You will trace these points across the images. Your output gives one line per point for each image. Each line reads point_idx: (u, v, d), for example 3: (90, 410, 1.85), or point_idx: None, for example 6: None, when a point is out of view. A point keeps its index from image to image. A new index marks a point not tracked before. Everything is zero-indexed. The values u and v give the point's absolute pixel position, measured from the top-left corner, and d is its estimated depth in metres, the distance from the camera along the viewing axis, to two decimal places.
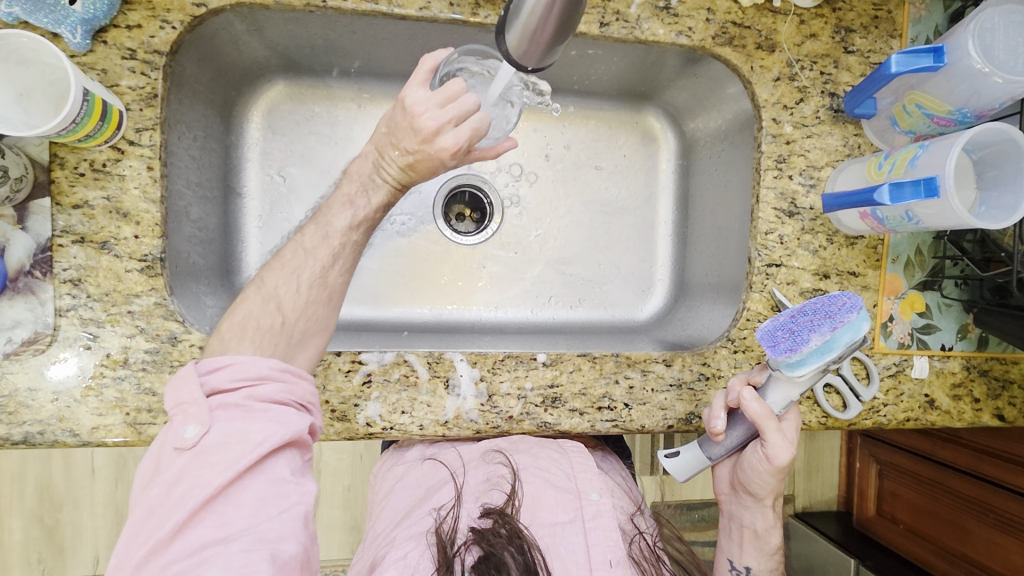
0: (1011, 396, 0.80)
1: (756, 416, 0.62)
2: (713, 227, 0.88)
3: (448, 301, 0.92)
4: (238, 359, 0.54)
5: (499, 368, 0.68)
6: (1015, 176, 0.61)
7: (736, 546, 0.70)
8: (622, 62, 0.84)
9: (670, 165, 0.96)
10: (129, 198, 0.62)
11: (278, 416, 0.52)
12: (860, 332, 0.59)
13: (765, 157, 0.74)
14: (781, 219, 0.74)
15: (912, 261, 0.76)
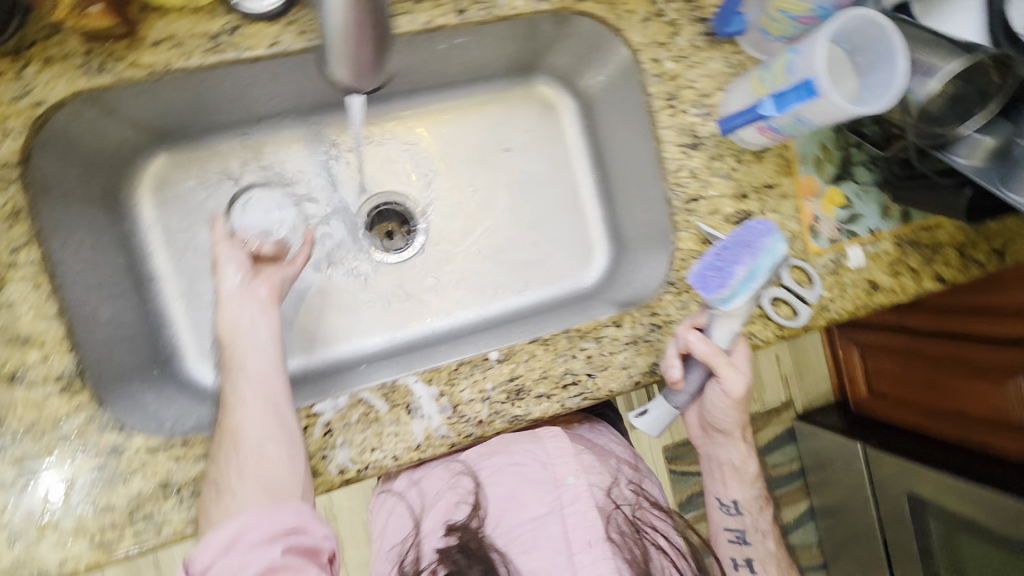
0: (944, 258, 0.84)
1: (706, 355, 0.65)
2: (632, 177, 0.88)
3: (400, 323, 0.91)
4: (208, 535, 0.52)
5: (455, 378, 0.68)
6: (884, 55, 0.61)
7: (722, 485, 0.78)
8: (499, 44, 0.83)
9: (576, 127, 0.95)
10: (26, 323, 0.59)
11: (260, 558, 0.50)
12: (779, 252, 0.63)
13: (655, 99, 0.73)
14: (687, 153, 0.74)
15: (821, 158, 0.78)
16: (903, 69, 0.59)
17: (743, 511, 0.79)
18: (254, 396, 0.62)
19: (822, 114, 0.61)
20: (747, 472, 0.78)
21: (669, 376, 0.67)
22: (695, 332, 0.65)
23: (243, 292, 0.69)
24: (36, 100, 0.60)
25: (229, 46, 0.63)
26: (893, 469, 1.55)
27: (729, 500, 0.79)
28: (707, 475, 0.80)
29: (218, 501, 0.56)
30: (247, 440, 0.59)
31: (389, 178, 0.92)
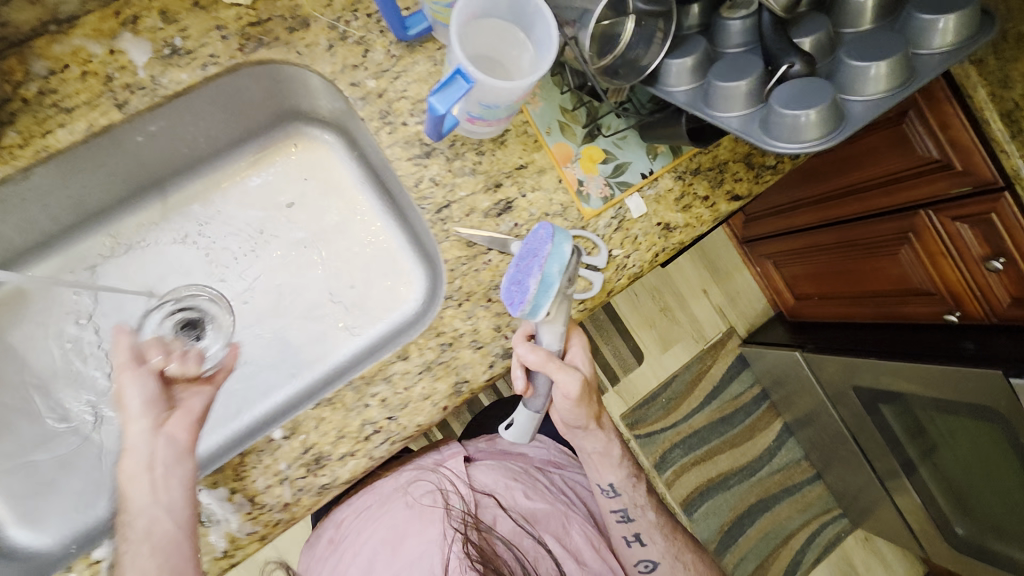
0: (734, 174, 0.80)
1: (539, 363, 0.68)
2: (401, 194, 0.83)
3: (235, 412, 0.87)
4: None
5: (244, 471, 0.65)
6: (533, 14, 0.60)
7: (597, 472, 0.91)
8: (219, 110, 0.76)
9: (348, 158, 0.90)
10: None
11: None
12: (568, 256, 0.63)
13: (368, 121, 0.70)
14: (421, 163, 0.71)
15: (566, 122, 0.75)
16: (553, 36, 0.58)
17: (620, 491, 0.92)
18: (149, 569, 0.56)
19: (499, 94, 0.60)
20: (612, 457, 0.91)
21: (516, 390, 0.70)
22: (524, 343, 0.68)
23: (155, 441, 0.61)
24: None
25: None
26: (833, 368, 1.49)
27: (607, 483, 0.92)
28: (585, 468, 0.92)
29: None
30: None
31: (172, 272, 0.87)
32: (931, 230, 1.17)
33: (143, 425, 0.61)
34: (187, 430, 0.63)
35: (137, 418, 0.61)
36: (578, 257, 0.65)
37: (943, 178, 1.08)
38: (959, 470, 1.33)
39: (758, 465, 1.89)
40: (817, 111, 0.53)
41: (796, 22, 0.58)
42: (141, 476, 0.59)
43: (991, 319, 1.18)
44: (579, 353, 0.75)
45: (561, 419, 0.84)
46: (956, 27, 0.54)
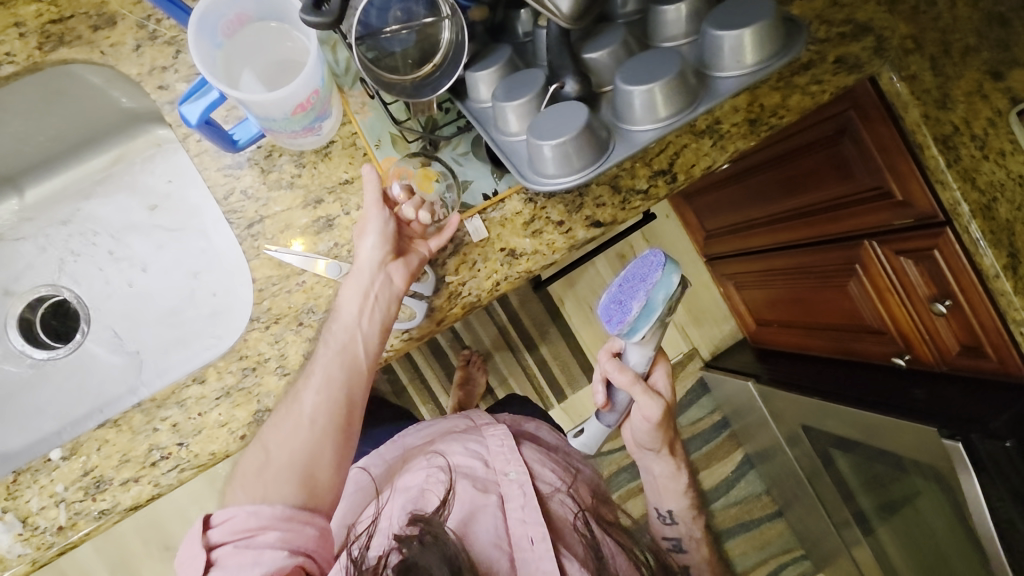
0: (596, 200, 0.71)
1: (623, 384, 0.77)
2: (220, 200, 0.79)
3: (87, 414, 0.82)
4: (235, 509, 0.58)
5: (17, 489, 0.63)
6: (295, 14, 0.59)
7: (659, 496, 0.90)
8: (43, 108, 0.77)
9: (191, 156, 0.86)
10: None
11: (265, 559, 0.55)
12: (672, 288, 0.70)
13: (176, 127, 0.68)
14: (233, 174, 0.68)
15: (398, 136, 0.69)
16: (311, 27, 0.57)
17: (677, 520, 0.91)
18: (335, 379, 0.64)
19: (277, 105, 0.57)
20: (677, 485, 0.89)
21: (596, 401, 0.82)
22: (611, 364, 0.78)
23: (378, 270, 0.65)
24: None
25: None
26: (783, 404, 1.38)
27: (665, 510, 0.90)
28: (647, 488, 0.91)
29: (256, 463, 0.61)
30: (308, 419, 0.63)
31: (29, 277, 0.87)
32: (876, 263, 1.05)
33: (374, 251, 0.65)
34: (404, 280, 0.66)
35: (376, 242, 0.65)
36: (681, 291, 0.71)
37: (885, 207, 0.96)
38: (917, 533, 1.17)
39: (713, 497, 1.79)
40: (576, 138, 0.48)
41: (592, 36, 0.54)
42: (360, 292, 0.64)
43: (940, 366, 1.06)
44: (662, 378, 0.82)
45: (633, 439, 0.86)
46: (754, 41, 0.49)
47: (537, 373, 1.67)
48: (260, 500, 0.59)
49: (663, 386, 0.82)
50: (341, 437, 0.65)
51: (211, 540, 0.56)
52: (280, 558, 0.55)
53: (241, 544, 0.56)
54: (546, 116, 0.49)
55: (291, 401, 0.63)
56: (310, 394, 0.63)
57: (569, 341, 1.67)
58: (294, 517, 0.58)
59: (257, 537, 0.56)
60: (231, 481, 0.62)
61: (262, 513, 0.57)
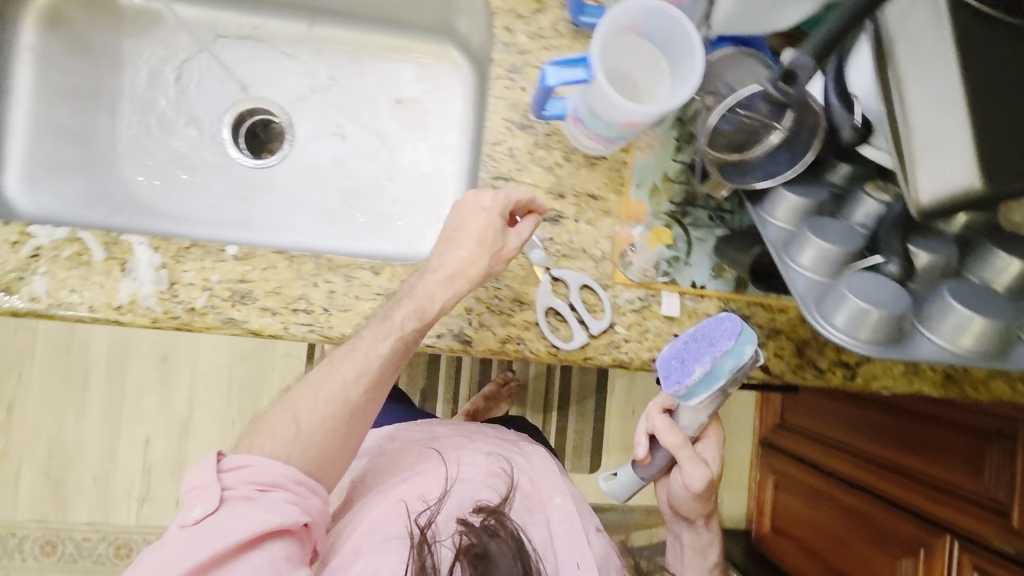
0: (778, 347, 0.72)
1: (671, 445, 0.76)
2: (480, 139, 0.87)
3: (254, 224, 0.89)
4: (259, 458, 0.59)
5: (182, 257, 0.65)
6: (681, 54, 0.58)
7: (680, 560, 0.90)
8: None
9: (466, 90, 0.93)
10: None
11: (274, 513, 0.56)
12: (743, 357, 0.62)
13: (496, 65, 0.70)
14: (511, 130, 0.70)
15: (660, 188, 0.71)
16: (701, 58, 0.54)
17: None
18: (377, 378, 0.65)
19: (613, 113, 0.58)
20: (704, 558, 0.89)
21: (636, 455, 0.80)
22: (661, 419, 0.77)
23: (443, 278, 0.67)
24: None
25: None
26: None
27: None
28: (669, 549, 0.91)
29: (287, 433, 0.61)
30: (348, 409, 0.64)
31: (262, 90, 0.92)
32: (943, 562, 1.01)
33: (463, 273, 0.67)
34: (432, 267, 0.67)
35: (467, 250, 0.65)
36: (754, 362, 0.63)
37: (992, 524, 0.94)
38: None
39: None
40: (878, 314, 0.50)
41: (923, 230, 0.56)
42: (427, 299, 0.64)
43: None
44: (711, 447, 0.81)
45: (670, 499, 0.86)
46: None
47: (552, 432, 1.66)
48: (280, 458, 0.60)
49: (710, 454, 0.80)
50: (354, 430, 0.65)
51: (223, 481, 0.57)
52: (289, 519, 0.57)
53: (254, 493, 0.57)
54: (856, 280, 0.52)
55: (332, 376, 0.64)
56: (348, 373, 0.64)
57: (596, 424, 1.68)
58: (304, 483, 0.60)
59: (269, 492, 0.57)
60: (252, 434, 0.63)
61: (278, 470, 0.59)
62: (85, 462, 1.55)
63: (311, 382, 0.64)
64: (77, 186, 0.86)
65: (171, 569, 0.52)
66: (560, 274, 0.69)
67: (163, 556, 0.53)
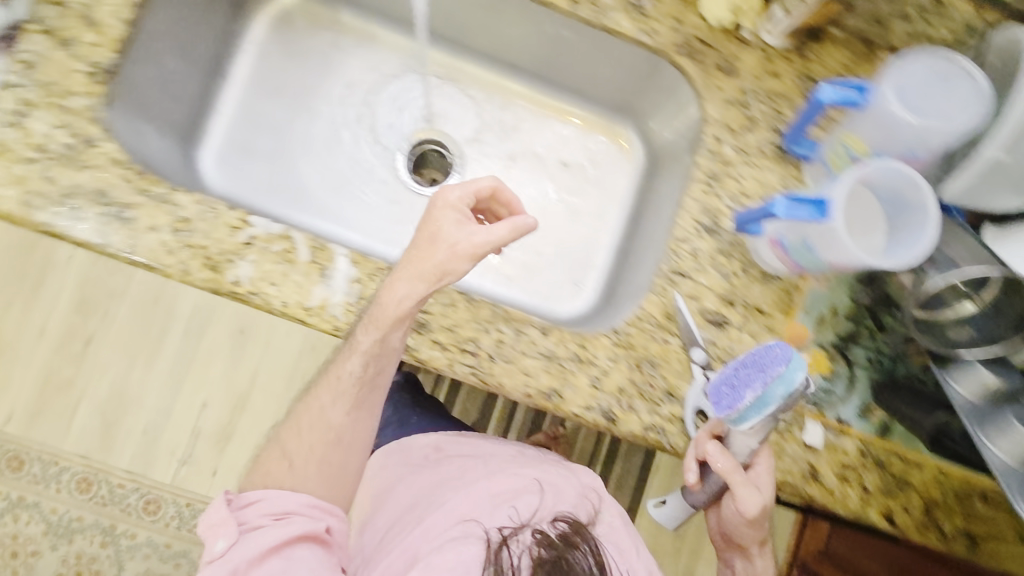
0: (907, 502, 0.71)
1: (724, 470, 0.68)
2: (647, 226, 0.90)
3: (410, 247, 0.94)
4: (269, 492, 0.69)
5: (376, 276, 0.69)
6: (912, 216, 0.61)
7: None
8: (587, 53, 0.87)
9: (634, 171, 0.96)
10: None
11: (292, 530, 0.67)
12: (795, 384, 0.61)
13: (698, 170, 0.73)
14: (699, 232, 0.73)
15: (825, 319, 0.73)
16: (937, 226, 0.58)
17: None
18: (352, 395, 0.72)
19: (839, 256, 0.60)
20: None
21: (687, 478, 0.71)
22: (714, 444, 0.67)
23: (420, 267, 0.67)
24: None
25: None
26: None
27: None
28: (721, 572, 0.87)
29: (280, 468, 0.71)
30: (333, 429, 0.72)
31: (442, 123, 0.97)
32: None
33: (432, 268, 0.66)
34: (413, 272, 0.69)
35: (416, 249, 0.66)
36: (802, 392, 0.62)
37: None
38: None
39: None
40: None
41: None
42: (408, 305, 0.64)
43: None
44: (765, 473, 0.69)
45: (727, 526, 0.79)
46: None
47: None
48: (288, 488, 0.70)
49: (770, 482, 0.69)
50: (332, 448, 0.72)
51: (240, 519, 0.68)
52: (304, 532, 0.68)
53: (271, 519, 0.68)
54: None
55: (315, 410, 0.73)
56: (325, 400, 0.72)
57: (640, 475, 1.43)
58: (317, 506, 0.70)
59: (285, 518, 0.68)
60: (257, 468, 0.73)
61: (290, 498, 0.69)
62: (140, 410, 1.57)
63: (306, 413, 0.73)
64: (259, 170, 0.91)
65: None
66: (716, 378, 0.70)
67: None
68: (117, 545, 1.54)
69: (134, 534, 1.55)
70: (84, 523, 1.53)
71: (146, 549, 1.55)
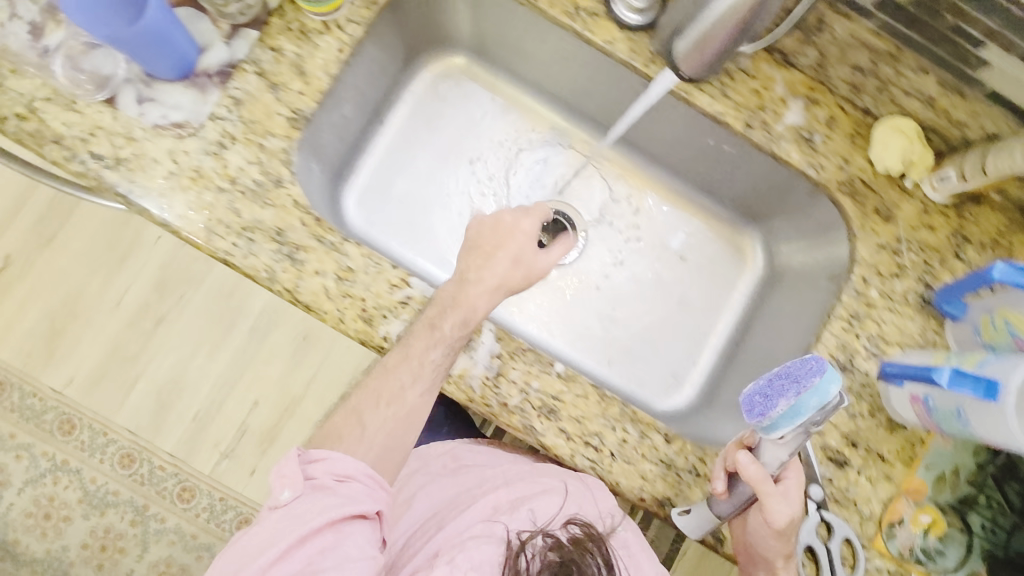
0: None
1: (754, 480, 0.63)
2: (761, 342, 0.90)
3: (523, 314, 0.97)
4: (335, 454, 0.64)
5: (517, 355, 0.71)
6: None
7: None
8: (734, 167, 0.87)
9: (749, 281, 0.96)
10: (276, 30, 0.70)
11: (353, 499, 0.62)
12: (833, 395, 0.56)
13: (841, 306, 0.74)
14: (833, 368, 0.73)
15: (945, 478, 0.72)
16: None
17: None
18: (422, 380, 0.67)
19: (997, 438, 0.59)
20: None
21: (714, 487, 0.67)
22: (745, 454, 0.64)
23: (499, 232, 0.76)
24: None
25: (583, 21, 0.73)
26: None
27: None
28: None
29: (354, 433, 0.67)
30: (393, 400, 0.68)
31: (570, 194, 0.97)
32: None
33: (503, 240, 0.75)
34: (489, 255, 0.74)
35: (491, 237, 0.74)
36: (839, 403, 0.58)
37: None
38: None
39: None
40: None
41: None
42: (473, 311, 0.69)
43: None
44: (794, 485, 0.66)
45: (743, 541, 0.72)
46: None
47: None
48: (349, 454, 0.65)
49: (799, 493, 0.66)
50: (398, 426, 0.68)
51: (308, 472, 0.63)
52: (363, 507, 0.62)
53: (332, 482, 0.62)
54: None
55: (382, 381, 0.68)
56: (404, 379, 0.67)
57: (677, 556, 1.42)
58: (374, 478, 0.64)
59: (346, 482, 0.63)
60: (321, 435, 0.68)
61: (352, 462, 0.64)
62: (194, 397, 1.58)
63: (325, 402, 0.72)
64: (392, 213, 0.93)
65: (261, 551, 0.58)
66: (831, 520, 0.70)
67: (262, 537, 0.59)
68: (146, 526, 1.56)
69: (164, 519, 1.56)
70: (119, 498, 1.55)
71: (173, 535, 1.56)
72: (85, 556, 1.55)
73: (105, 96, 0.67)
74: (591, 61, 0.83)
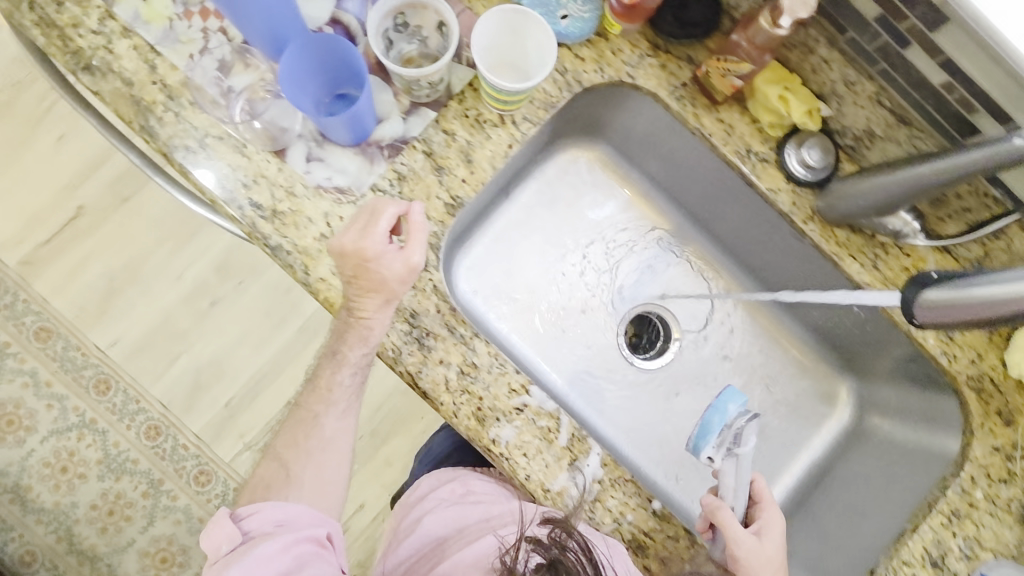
0: None
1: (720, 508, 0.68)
2: (846, 500, 0.86)
3: (601, 413, 0.92)
4: (263, 506, 0.71)
5: (617, 485, 0.70)
6: None
7: None
8: (852, 322, 0.86)
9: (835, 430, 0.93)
10: (452, 114, 0.69)
11: (296, 537, 0.69)
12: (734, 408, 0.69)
13: (943, 500, 0.74)
14: (923, 561, 0.72)
15: None
16: None
17: None
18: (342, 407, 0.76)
19: None
20: None
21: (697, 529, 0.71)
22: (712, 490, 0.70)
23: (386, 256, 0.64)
24: (634, 74, 0.71)
25: (752, 163, 0.71)
26: None
27: None
28: None
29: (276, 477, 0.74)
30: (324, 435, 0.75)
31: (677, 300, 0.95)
32: None
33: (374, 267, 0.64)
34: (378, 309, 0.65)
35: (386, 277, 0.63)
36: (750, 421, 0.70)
37: None
38: None
39: None
40: None
41: None
42: (368, 333, 0.66)
43: None
44: (772, 520, 0.69)
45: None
46: None
47: None
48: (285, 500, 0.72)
49: (775, 528, 0.69)
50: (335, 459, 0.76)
51: (243, 528, 0.69)
52: (307, 539, 0.69)
53: (273, 529, 0.70)
54: None
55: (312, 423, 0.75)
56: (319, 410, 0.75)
57: None
58: (315, 513, 0.72)
59: (287, 525, 0.70)
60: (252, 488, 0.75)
61: (287, 508, 0.71)
62: (232, 383, 1.58)
63: (336, 433, 0.74)
64: (499, 284, 0.91)
65: None
66: None
67: None
68: (156, 500, 1.55)
69: (175, 497, 1.56)
70: (137, 468, 1.55)
71: (179, 515, 1.55)
72: (91, 516, 1.55)
73: (275, 148, 0.67)
74: (745, 196, 0.83)
